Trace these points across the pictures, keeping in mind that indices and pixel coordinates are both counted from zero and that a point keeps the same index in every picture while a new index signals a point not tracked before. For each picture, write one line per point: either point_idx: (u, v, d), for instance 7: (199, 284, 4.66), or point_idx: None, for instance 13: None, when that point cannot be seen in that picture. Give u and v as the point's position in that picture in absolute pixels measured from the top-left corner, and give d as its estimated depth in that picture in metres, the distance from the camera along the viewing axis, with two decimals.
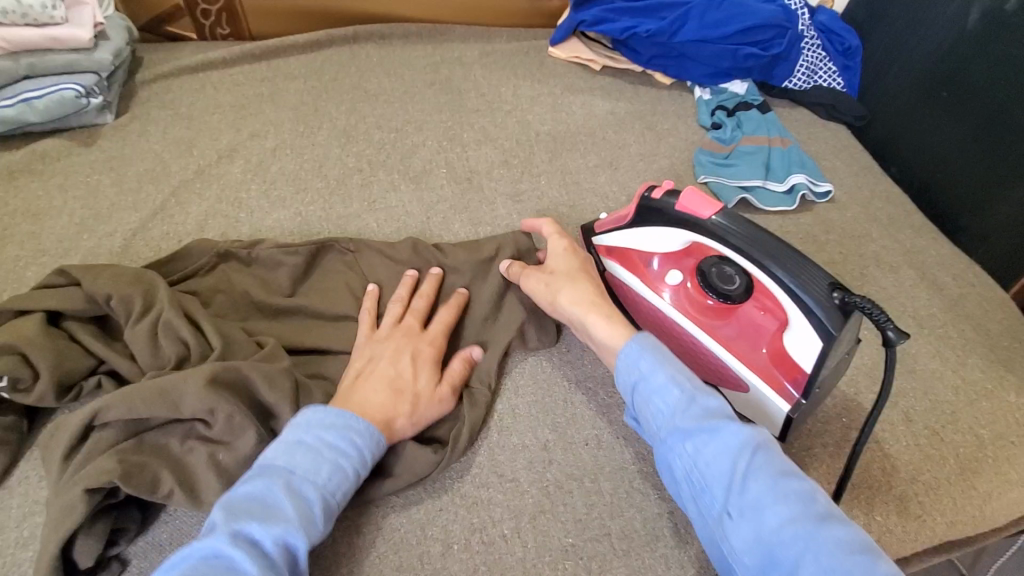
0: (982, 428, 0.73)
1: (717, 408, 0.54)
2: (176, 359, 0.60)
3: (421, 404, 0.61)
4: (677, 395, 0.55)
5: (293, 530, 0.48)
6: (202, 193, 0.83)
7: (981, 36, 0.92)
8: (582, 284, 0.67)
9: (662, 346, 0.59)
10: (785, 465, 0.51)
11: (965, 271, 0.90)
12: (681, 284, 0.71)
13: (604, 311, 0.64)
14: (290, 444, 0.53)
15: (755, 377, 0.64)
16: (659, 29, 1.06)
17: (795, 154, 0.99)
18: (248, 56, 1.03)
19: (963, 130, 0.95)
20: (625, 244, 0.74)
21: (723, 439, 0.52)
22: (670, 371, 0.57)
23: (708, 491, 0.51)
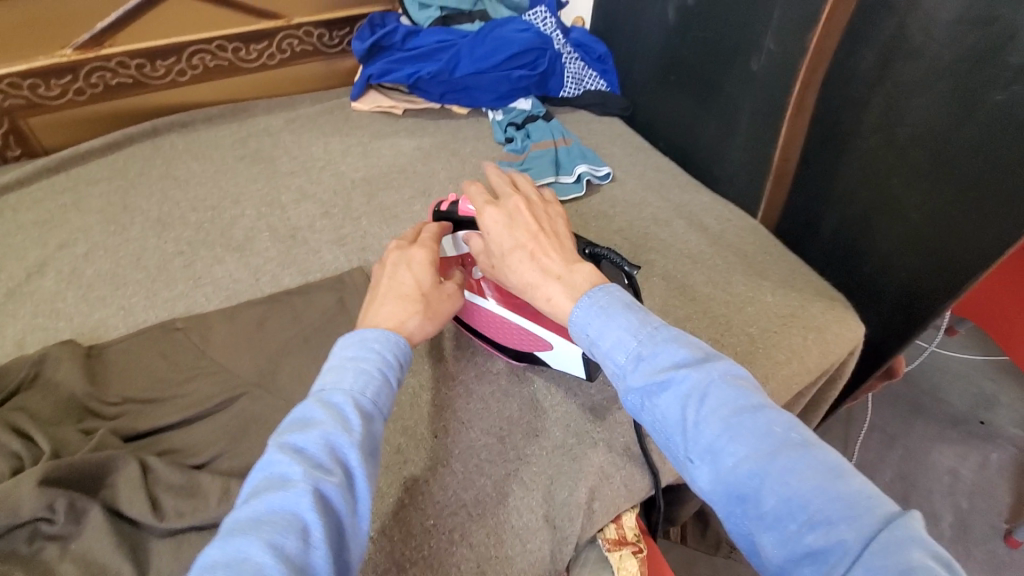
0: (751, 328, 0.92)
1: (668, 357, 0.53)
2: (10, 471, 0.62)
3: (431, 300, 0.68)
4: (627, 352, 0.55)
5: (332, 429, 0.49)
6: (15, 314, 0.83)
7: (680, 27, 1.15)
8: (494, 237, 0.69)
9: (611, 303, 0.59)
10: (742, 401, 0.50)
11: (723, 210, 1.11)
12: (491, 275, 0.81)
13: (514, 259, 0.67)
14: (323, 369, 0.56)
15: (560, 339, 0.75)
16: (439, 69, 1.20)
17: (577, 148, 1.17)
18: (43, 171, 1.03)
19: (694, 102, 1.17)
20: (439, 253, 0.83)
21: (674, 390, 0.51)
22: (620, 328, 0.56)
23: (672, 438, 0.51)
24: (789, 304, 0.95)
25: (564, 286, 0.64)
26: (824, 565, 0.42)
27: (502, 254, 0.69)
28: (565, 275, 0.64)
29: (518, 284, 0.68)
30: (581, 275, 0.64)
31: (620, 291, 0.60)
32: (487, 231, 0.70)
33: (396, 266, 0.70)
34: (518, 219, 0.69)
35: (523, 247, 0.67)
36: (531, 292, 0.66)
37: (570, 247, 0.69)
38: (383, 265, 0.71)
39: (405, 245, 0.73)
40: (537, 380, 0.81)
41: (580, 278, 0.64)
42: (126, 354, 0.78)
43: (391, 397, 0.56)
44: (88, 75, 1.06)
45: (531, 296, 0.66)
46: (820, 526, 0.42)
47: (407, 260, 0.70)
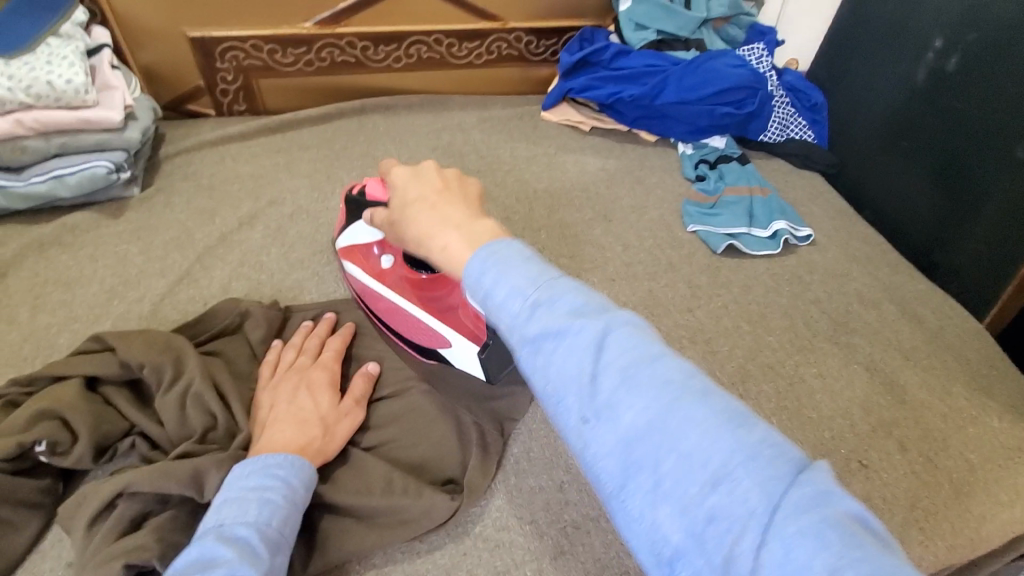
0: (971, 453, 0.77)
1: (565, 304, 0.43)
2: (202, 431, 0.63)
3: (331, 425, 0.65)
4: (521, 301, 0.44)
5: (237, 566, 0.48)
6: (225, 258, 0.88)
7: (930, 92, 1.01)
8: (399, 191, 0.61)
9: (511, 254, 0.47)
10: (640, 350, 0.41)
11: (942, 305, 0.96)
12: (400, 266, 0.80)
13: (414, 208, 0.59)
14: (216, 504, 0.54)
15: (460, 336, 0.74)
16: (642, 94, 1.15)
17: (776, 201, 1.07)
18: (264, 130, 1.11)
19: (925, 175, 1.03)
20: (350, 242, 0.83)
21: (571, 342, 0.41)
22: (514, 276, 0.45)
23: (563, 400, 0.41)
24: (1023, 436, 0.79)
25: (462, 235, 0.53)
26: (730, 530, 0.34)
27: (403, 204, 0.60)
28: (464, 226, 0.54)
29: (415, 237, 0.58)
30: (482, 226, 0.54)
31: (518, 242, 0.48)
32: (393, 187, 0.62)
33: (295, 388, 0.68)
34: (424, 173, 0.61)
35: (426, 199, 0.58)
36: (426, 246, 0.56)
37: (473, 192, 0.60)
38: (278, 383, 0.68)
39: (300, 364, 0.71)
40: None
41: (480, 229, 0.53)
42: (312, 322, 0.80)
43: (296, 524, 0.55)
44: (320, 49, 1.13)
45: (427, 247, 0.56)
46: (723, 485, 0.36)
47: (303, 382, 0.68)
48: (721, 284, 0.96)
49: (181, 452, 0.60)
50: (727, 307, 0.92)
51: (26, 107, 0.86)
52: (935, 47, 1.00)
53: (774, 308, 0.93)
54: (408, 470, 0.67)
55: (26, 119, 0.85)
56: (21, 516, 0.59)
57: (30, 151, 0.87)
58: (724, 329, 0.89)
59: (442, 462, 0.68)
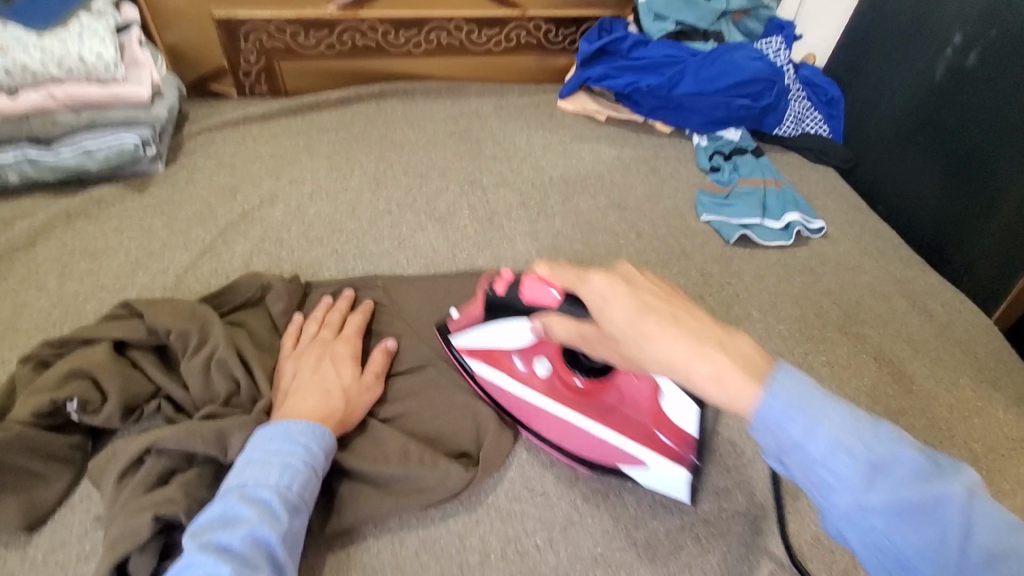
0: (975, 442, 0.78)
1: (905, 462, 0.39)
2: (226, 395, 0.65)
3: (352, 396, 0.67)
4: (850, 461, 0.39)
5: (257, 527, 0.51)
6: (246, 233, 0.90)
7: (948, 88, 1.02)
8: (613, 306, 0.50)
9: (811, 389, 0.41)
10: (991, 518, 0.38)
11: (952, 299, 0.96)
12: (551, 368, 0.70)
13: (649, 322, 0.47)
14: (240, 464, 0.56)
15: (651, 452, 0.65)
16: (659, 84, 1.16)
17: (789, 194, 1.07)
18: (285, 111, 1.13)
19: (940, 171, 1.03)
20: (479, 342, 0.71)
21: (930, 514, 0.38)
22: (830, 428, 0.40)
23: (902, 562, 0.39)
24: None
25: (728, 360, 0.43)
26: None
27: (630, 318, 0.48)
28: (728, 346, 0.44)
29: (656, 360, 0.46)
30: (744, 347, 0.44)
31: (803, 370, 0.43)
32: (594, 302, 0.52)
33: (317, 360, 0.69)
34: (631, 277, 0.51)
35: (660, 309, 0.47)
36: (683, 377, 0.45)
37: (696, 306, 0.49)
38: (299, 355, 0.69)
39: (320, 338, 0.72)
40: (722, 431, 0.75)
41: (745, 347, 0.44)
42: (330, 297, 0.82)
43: (316, 485, 0.58)
44: (341, 33, 1.15)
45: (684, 375, 0.44)
46: None
47: (325, 355, 0.70)
48: (733, 273, 0.97)
49: (207, 414, 0.63)
50: (739, 296, 0.93)
51: (57, 81, 0.88)
52: (955, 42, 1.00)
53: (785, 297, 0.94)
54: (423, 440, 0.69)
55: (56, 92, 0.88)
56: (51, 471, 0.61)
57: (60, 125, 0.89)
58: (735, 316, 0.90)
59: (458, 435, 0.70)
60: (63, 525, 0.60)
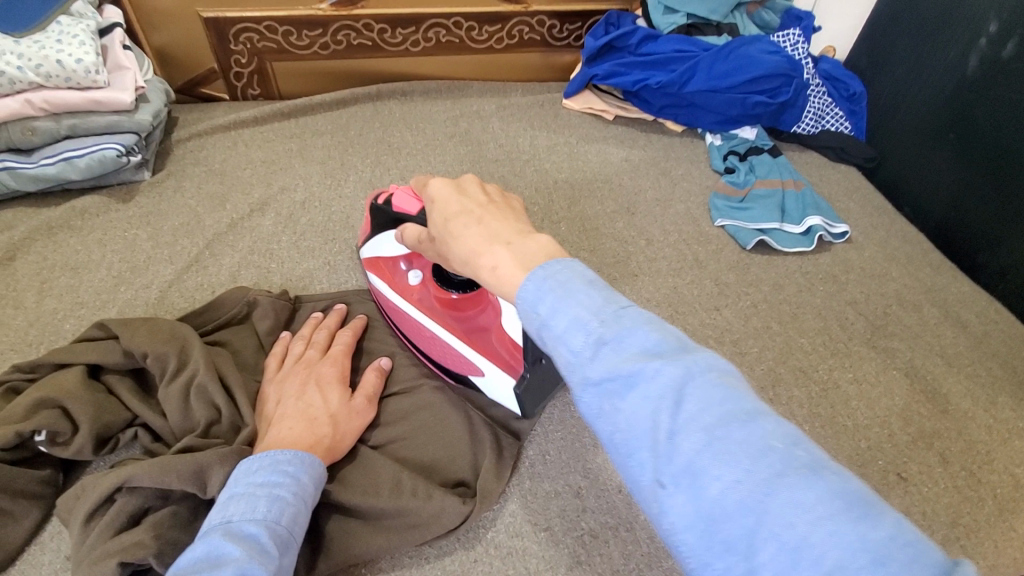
0: (1019, 469, 0.72)
1: (637, 341, 0.35)
2: (205, 424, 0.59)
3: (340, 421, 0.62)
4: (583, 334, 0.36)
5: (247, 563, 0.42)
6: (234, 245, 0.86)
7: (981, 81, 0.95)
8: (438, 208, 0.54)
9: (571, 277, 0.39)
10: (731, 405, 0.33)
11: (987, 308, 0.90)
12: (429, 283, 0.75)
13: (457, 223, 0.51)
14: (219, 504, 0.49)
15: (491, 364, 0.67)
16: (670, 81, 1.09)
17: (810, 196, 1.01)
18: (277, 115, 1.08)
19: (972, 170, 0.96)
20: (375, 254, 0.77)
21: (641, 390, 0.34)
22: (577, 304, 0.37)
23: (633, 454, 0.34)
24: None
25: (513, 254, 0.45)
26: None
27: (445, 219, 0.53)
28: (515, 243, 0.46)
29: (463, 256, 0.50)
30: (534, 244, 0.46)
31: (580, 261, 0.41)
32: (430, 200, 0.55)
33: (302, 383, 0.64)
34: (465, 186, 0.55)
35: (471, 213, 0.52)
36: (473, 266, 0.48)
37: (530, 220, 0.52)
38: (284, 379, 0.65)
39: (306, 359, 0.67)
40: None
41: (537, 244, 0.46)
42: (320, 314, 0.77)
43: (306, 522, 0.51)
44: (336, 32, 1.10)
45: (473, 266, 0.48)
46: None
47: (310, 376, 0.65)
48: (751, 282, 0.91)
49: (184, 447, 0.57)
50: (757, 307, 0.87)
51: (37, 87, 0.84)
52: (990, 32, 0.93)
53: (807, 308, 0.88)
54: (419, 470, 0.64)
55: (36, 99, 0.84)
56: (19, 507, 0.57)
57: (40, 133, 0.85)
58: (754, 330, 0.84)
59: (454, 464, 0.65)
60: (32, 567, 0.56)
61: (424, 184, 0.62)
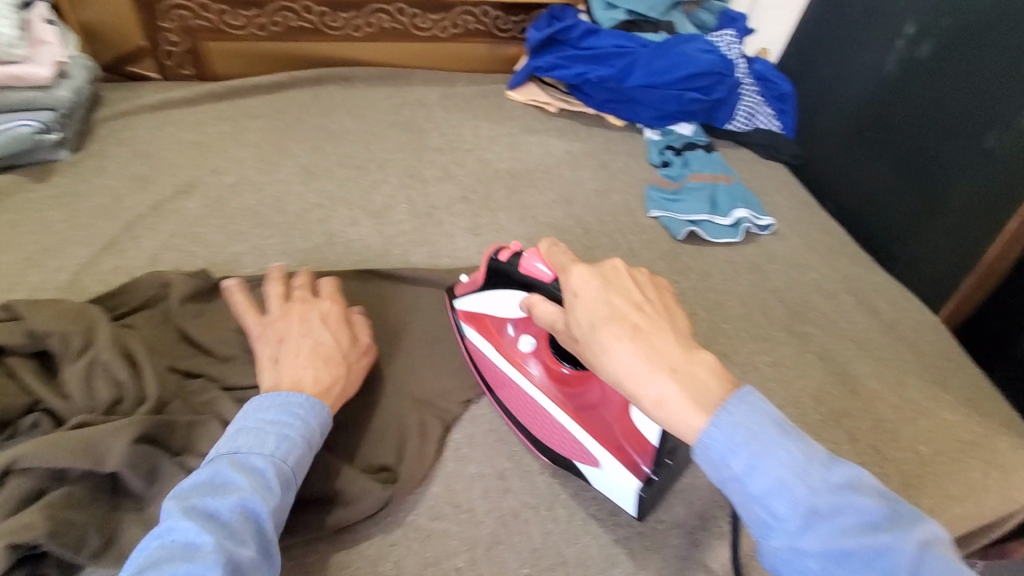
0: (920, 445, 0.77)
1: (853, 511, 0.40)
2: (108, 404, 0.58)
3: (350, 373, 0.63)
4: (790, 501, 0.40)
5: (248, 497, 0.48)
6: (157, 228, 0.83)
7: (899, 81, 1.00)
8: (583, 305, 0.51)
9: (763, 424, 0.42)
10: (952, 573, 0.40)
11: (898, 297, 0.96)
12: (539, 347, 0.70)
13: (606, 332, 0.48)
14: (232, 431, 0.53)
15: (610, 456, 0.61)
16: (610, 75, 1.12)
17: (739, 190, 1.05)
18: (210, 96, 1.05)
19: (890, 166, 1.02)
20: (478, 309, 0.73)
21: (856, 561, 0.39)
22: (778, 465, 0.41)
23: None
24: (968, 429, 0.79)
25: (679, 382, 0.44)
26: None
27: (592, 323, 0.49)
28: (680, 368, 0.45)
29: (612, 376, 0.47)
30: (700, 369, 0.45)
31: (764, 398, 0.43)
32: (569, 296, 0.52)
33: (303, 324, 0.65)
34: (614, 280, 0.51)
35: (624, 320, 0.48)
36: (630, 391, 0.46)
37: (685, 329, 0.50)
38: (285, 319, 0.66)
39: (304, 300, 0.68)
40: None
41: (701, 372, 0.45)
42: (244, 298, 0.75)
43: (311, 461, 0.54)
44: (273, 13, 1.07)
45: (630, 390, 0.46)
46: None
47: (311, 316, 0.67)
48: (681, 271, 0.94)
49: (79, 423, 0.55)
50: (685, 294, 0.90)
51: None
52: (907, 34, 0.99)
53: (733, 296, 0.91)
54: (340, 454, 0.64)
55: None
56: None
57: None
58: None
59: (378, 448, 0.65)
60: None
61: (563, 261, 0.59)
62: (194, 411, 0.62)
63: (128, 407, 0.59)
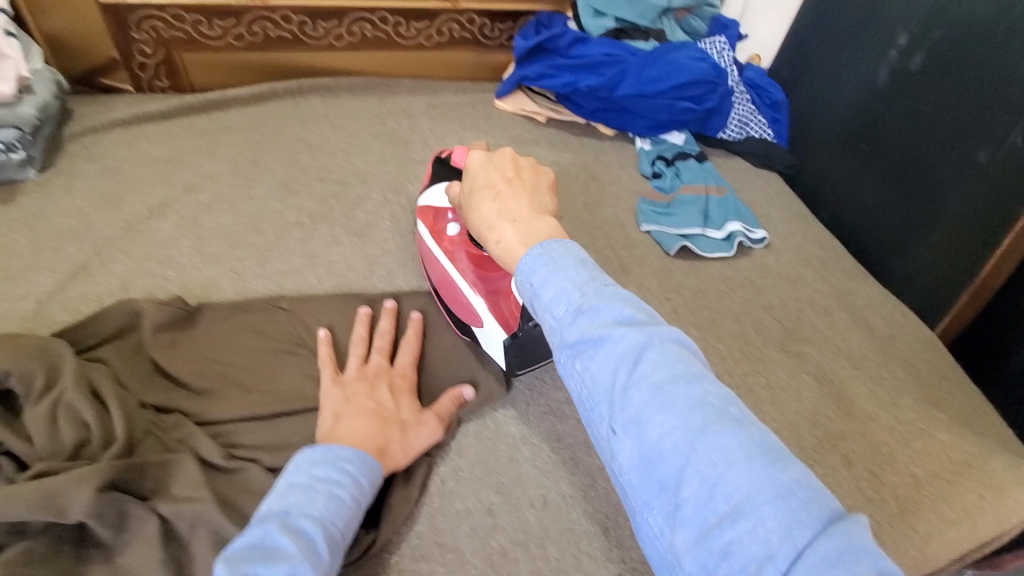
0: (918, 468, 0.75)
1: (610, 314, 0.45)
2: (73, 447, 0.55)
3: (408, 429, 0.63)
4: (565, 306, 0.47)
5: (298, 563, 0.44)
6: (129, 251, 0.79)
7: (891, 92, 0.99)
8: (472, 177, 0.63)
9: (564, 256, 0.49)
10: (678, 368, 0.42)
11: (893, 312, 0.94)
12: (464, 237, 0.79)
13: (478, 198, 0.61)
14: (281, 489, 0.51)
15: (493, 320, 0.72)
16: (600, 84, 1.09)
17: (732, 202, 1.03)
18: (187, 109, 1.01)
19: (883, 178, 1.00)
20: (428, 202, 0.84)
21: (608, 353, 0.44)
22: (563, 281, 0.48)
23: (596, 407, 0.44)
24: (967, 449, 0.77)
25: (518, 229, 0.56)
26: (744, 569, 0.34)
27: (473, 192, 0.62)
28: (525, 221, 0.56)
29: (478, 228, 0.60)
30: (539, 224, 0.55)
31: (575, 244, 0.51)
32: (465, 170, 0.64)
33: (371, 387, 0.66)
34: (497, 160, 0.63)
35: (493, 188, 0.60)
36: (486, 233, 0.58)
37: (548, 205, 0.60)
38: (355, 380, 0.66)
39: (378, 365, 0.69)
40: None
41: (540, 224, 0.55)
42: (220, 325, 0.72)
43: (355, 528, 0.53)
44: (250, 23, 1.04)
45: (483, 237, 0.58)
46: (741, 518, 0.35)
47: (379, 381, 0.67)
48: (673, 288, 0.92)
49: (41, 471, 0.52)
50: (677, 312, 0.88)
51: None
52: (899, 44, 0.97)
53: (726, 313, 0.89)
54: None
55: None
56: None
57: None
58: None
59: None
60: None
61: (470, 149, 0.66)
62: (167, 450, 0.59)
63: (95, 450, 0.56)
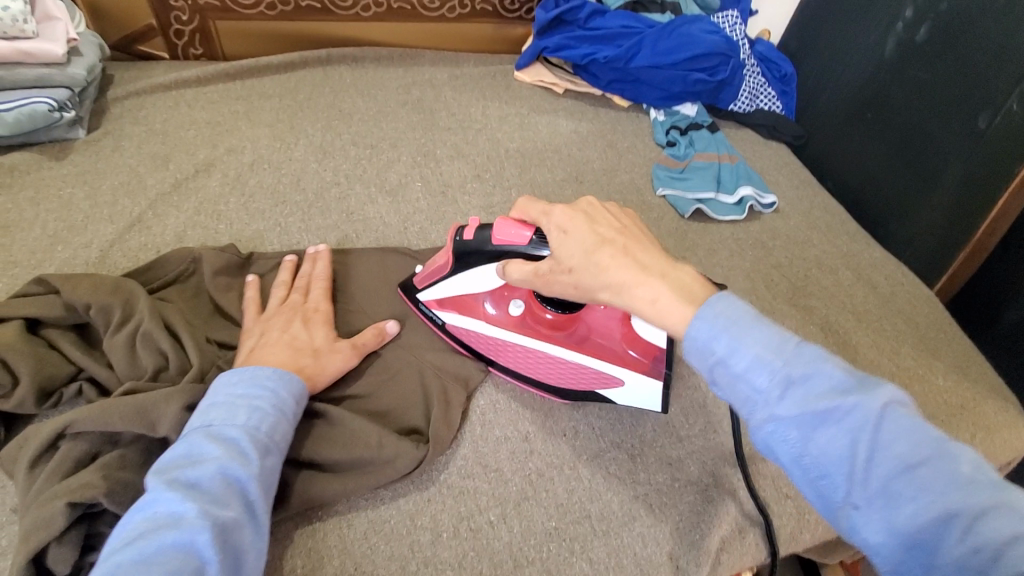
0: (914, 408, 0.81)
1: (825, 380, 0.42)
2: (153, 370, 0.61)
3: (323, 355, 0.65)
4: (768, 375, 0.43)
5: (228, 463, 0.49)
6: (180, 206, 0.84)
7: (898, 64, 1.03)
8: (571, 242, 0.56)
9: (742, 317, 0.46)
10: (917, 434, 0.39)
11: (895, 272, 1.00)
12: (527, 310, 0.73)
13: (604, 256, 0.54)
14: (201, 407, 0.54)
15: (628, 372, 0.70)
16: (616, 55, 1.13)
17: (743, 168, 1.08)
18: (223, 76, 1.05)
19: (888, 146, 1.05)
20: (453, 294, 0.73)
21: (837, 423, 0.41)
22: (754, 346, 0.44)
23: (824, 477, 0.41)
24: (957, 392, 0.84)
25: (670, 286, 0.51)
26: None
27: (588, 255, 0.55)
28: (667, 273, 0.52)
29: (614, 289, 0.53)
30: (683, 273, 0.52)
31: (742, 301, 0.47)
32: (561, 239, 0.57)
33: (286, 322, 0.67)
34: (592, 215, 0.58)
35: (610, 242, 0.54)
36: (631, 299, 0.52)
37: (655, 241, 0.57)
38: (274, 318, 0.68)
39: (294, 306, 0.70)
40: (677, 403, 0.74)
41: (686, 277, 0.51)
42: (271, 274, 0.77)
43: (288, 429, 0.56)
44: None
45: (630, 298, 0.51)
46: None
47: (296, 317, 0.69)
48: (688, 248, 0.97)
49: (128, 390, 0.58)
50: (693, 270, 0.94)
51: None
52: (906, 17, 1.02)
53: (737, 271, 0.95)
54: (371, 418, 0.67)
55: None
56: None
57: None
58: None
59: (407, 416, 0.68)
60: None
61: (539, 209, 0.62)
62: None
63: (171, 374, 0.61)
